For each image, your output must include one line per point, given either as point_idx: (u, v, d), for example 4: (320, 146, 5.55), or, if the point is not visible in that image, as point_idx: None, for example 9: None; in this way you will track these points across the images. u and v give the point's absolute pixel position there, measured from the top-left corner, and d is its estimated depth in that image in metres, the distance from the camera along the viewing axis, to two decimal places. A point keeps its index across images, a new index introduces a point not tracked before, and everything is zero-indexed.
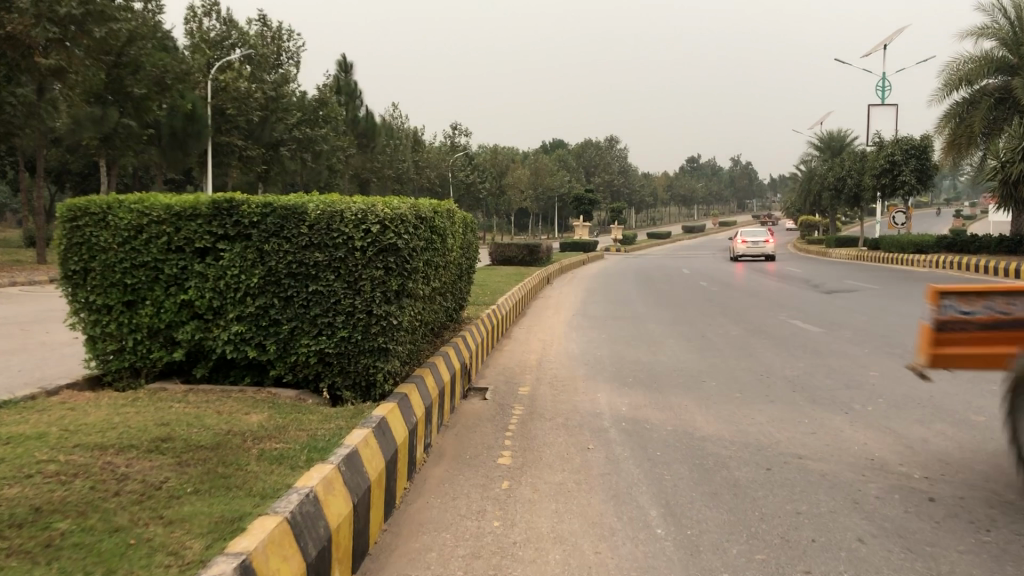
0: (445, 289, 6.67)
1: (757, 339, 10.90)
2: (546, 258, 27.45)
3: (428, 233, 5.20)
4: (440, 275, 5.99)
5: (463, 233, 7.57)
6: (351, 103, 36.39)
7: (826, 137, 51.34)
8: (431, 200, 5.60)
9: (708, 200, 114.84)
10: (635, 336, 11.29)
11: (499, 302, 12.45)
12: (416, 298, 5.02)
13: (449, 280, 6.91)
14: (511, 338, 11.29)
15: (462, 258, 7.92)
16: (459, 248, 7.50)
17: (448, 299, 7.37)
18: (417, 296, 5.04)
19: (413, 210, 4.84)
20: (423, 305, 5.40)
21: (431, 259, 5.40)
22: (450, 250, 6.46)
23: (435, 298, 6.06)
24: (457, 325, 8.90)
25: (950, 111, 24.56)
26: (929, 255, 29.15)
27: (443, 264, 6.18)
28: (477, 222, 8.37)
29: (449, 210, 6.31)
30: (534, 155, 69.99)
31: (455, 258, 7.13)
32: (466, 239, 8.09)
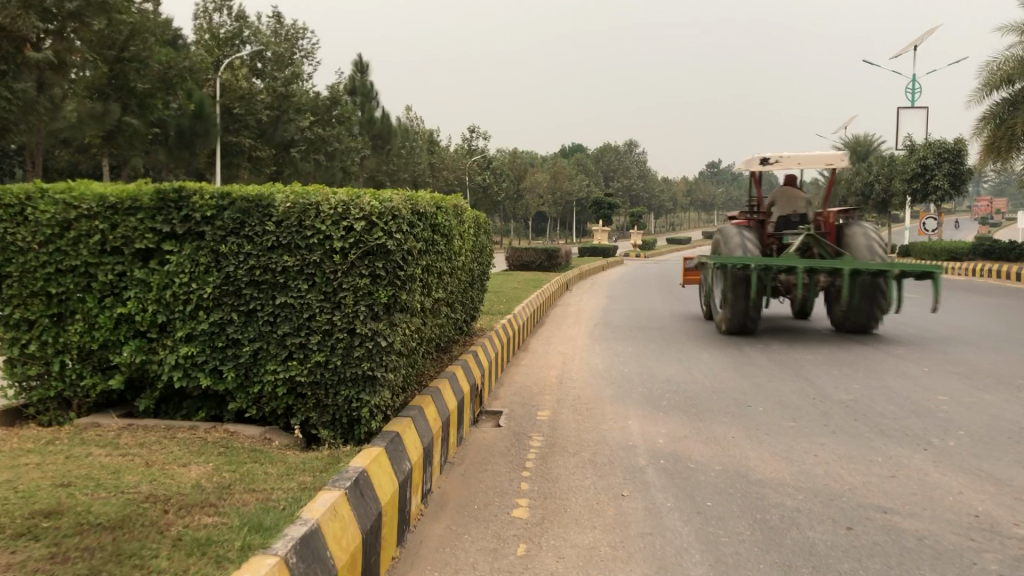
0: (451, 299, 5.71)
1: (800, 354, 9.86)
2: (564, 263, 26.46)
3: (429, 233, 4.26)
4: (445, 287, 5.04)
5: (474, 232, 6.59)
6: (367, 103, 35.53)
7: (852, 141, 50.06)
8: (433, 192, 4.65)
9: (728, 206, 113.33)
10: (666, 350, 10.27)
11: (516, 310, 11.48)
12: (413, 314, 4.08)
13: (456, 289, 5.94)
14: (528, 352, 10.31)
15: (473, 262, 6.94)
16: (471, 251, 6.54)
17: (457, 309, 6.40)
18: (416, 311, 4.12)
19: (411, 204, 3.92)
20: (425, 318, 4.48)
21: (434, 265, 4.48)
22: (457, 255, 5.49)
23: (439, 312, 5.08)
24: (468, 339, 7.94)
25: (991, 112, 23.63)
26: (965, 263, 27.89)
27: (449, 272, 5.21)
28: (489, 221, 7.41)
29: (456, 207, 5.35)
30: (553, 160, 69.06)
31: (465, 263, 6.16)
32: (478, 243, 7.13)
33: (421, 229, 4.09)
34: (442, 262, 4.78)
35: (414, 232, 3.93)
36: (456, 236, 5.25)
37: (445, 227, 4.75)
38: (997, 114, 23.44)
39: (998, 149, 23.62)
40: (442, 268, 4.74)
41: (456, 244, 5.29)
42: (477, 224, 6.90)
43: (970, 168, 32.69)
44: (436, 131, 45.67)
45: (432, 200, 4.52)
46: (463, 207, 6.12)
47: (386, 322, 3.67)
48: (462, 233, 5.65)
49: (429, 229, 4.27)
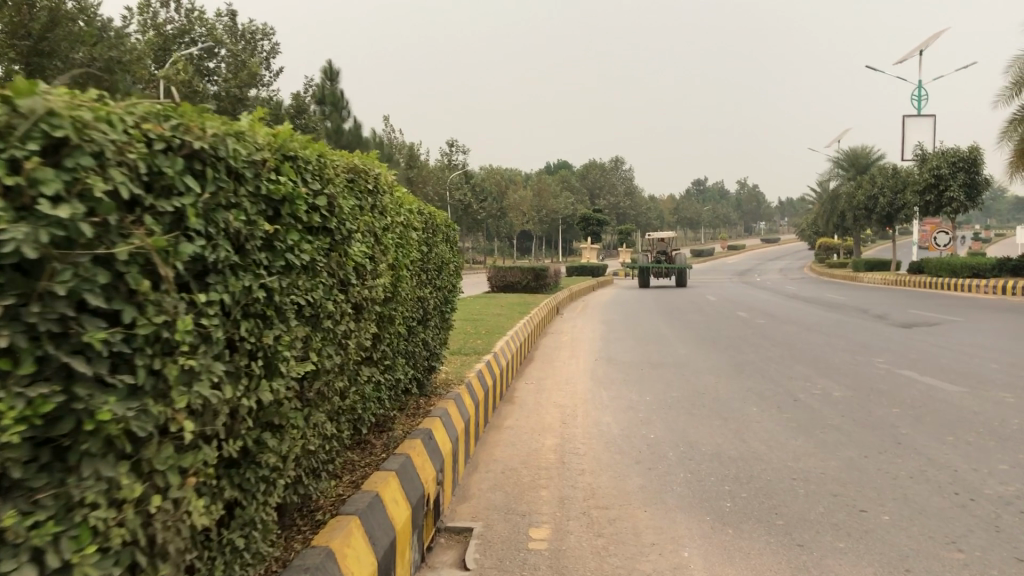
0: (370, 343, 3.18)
1: (879, 405, 7.33)
2: (552, 284, 23.97)
3: (245, 221, 1.96)
4: (341, 330, 2.61)
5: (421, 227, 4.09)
6: (336, 113, 32.40)
7: (850, 154, 48.05)
8: (283, 124, 2.25)
9: (714, 223, 111.35)
10: (697, 401, 7.76)
11: (497, 345, 8.89)
12: (191, 446, 1.77)
13: (386, 331, 3.47)
14: (515, 404, 7.70)
15: (426, 274, 4.34)
16: (417, 258, 4.02)
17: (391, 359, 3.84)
18: (204, 423, 1.82)
19: (153, 131, 1.67)
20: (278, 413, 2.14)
21: (280, 294, 2.11)
22: (384, 270, 3.14)
23: (333, 384, 2.61)
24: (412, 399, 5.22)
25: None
26: (989, 280, 25.55)
27: (353, 306, 2.76)
28: (452, 221, 5.07)
29: (364, 175, 2.92)
30: (537, 177, 67.10)
31: (404, 278, 3.62)
32: (434, 254, 4.58)
33: (205, 206, 1.82)
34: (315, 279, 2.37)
35: (164, 222, 1.70)
36: (365, 226, 2.86)
37: (322, 209, 2.39)
38: None
39: None
40: (319, 292, 2.37)
41: (365, 238, 2.87)
42: (427, 222, 4.34)
43: (986, 178, 30.49)
44: (414, 145, 43.36)
45: (278, 145, 2.16)
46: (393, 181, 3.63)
47: (121, 526, 1.56)
48: (384, 229, 3.18)
49: (247, 209, 1.98)
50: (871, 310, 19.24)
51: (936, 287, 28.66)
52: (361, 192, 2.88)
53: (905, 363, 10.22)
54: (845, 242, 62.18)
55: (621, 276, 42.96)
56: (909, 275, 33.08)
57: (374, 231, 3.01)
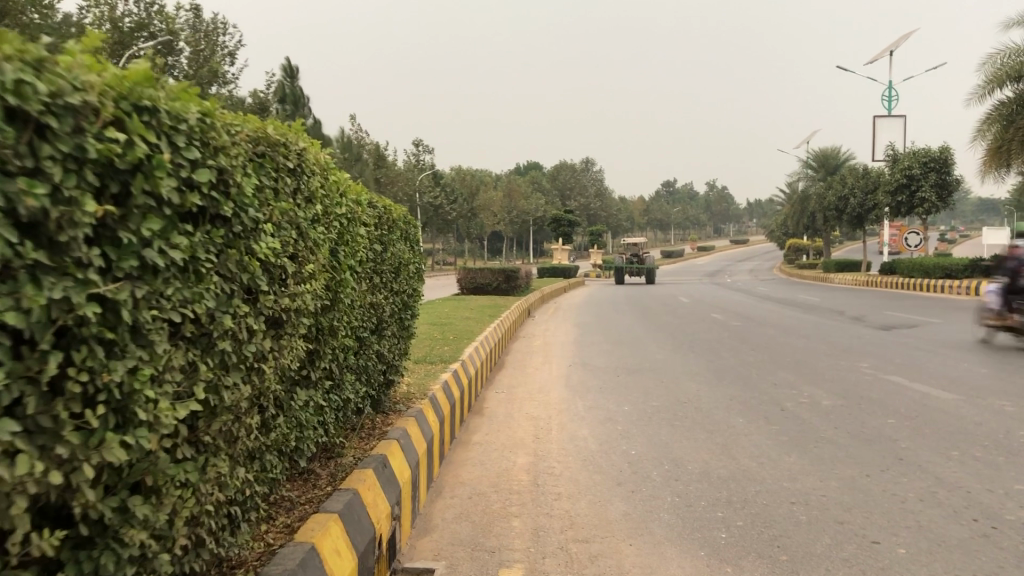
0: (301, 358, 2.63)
1: (873, 416, 6.86)
2: (523, 285, 23.42)
3: (43, 191, 1.41)
4: (243, 346, 2.07)
5: (371, 219, 3.52)
6: (298, 112, 31.64)
7: (820, 155, 48.05)
8: (140, 64, 1.71)
9: (684, 224, 111.51)
10: (679, 411, 7.26)
11: (465, 352, 8.32)
12: None
13: (323, 343, 2.92)
14: (484, 417, 7.15)
15: (380, 274, 3.78)
16: (366, 257, 3.45)
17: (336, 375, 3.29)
18: None
19: None
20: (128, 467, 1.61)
21: (129, 307, 1.58)
22: (314, 271, 2.59)
23: (236, 416, 2.06)
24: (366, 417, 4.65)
25: (997, 113, 22.10)
26: (961, 281, 25.39)
27: (265, 315, 2.22)
28: (410, 216, 4.53)
29: (281, 149, 2.37)
30: (507, 178, 66.57)
31: (348, 280, 3.06)
32: (391, 252, 4.01)
33: None
34: (194, 281, 1.83)
35: None
36: (281, 215, 2.32)
37: (203, 187, 1.86)
38: (1003, 112, 21.83)
39: (1007, 151, 21.95)
40: (205, 299, 1.83)
41: (280, 230, 2.32)
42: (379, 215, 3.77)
43: (957, 179, 30.45)
44: (382, 145, 42.59)
45: (123, 94, 1.62)
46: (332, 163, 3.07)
47: None
48: (312, 221, 2.63)
49: (58, 183, 1.44)
50: (847, 311, 18.88)
51: (908, 287, 28.48)
52: (275, 169, 2.32)
53: (891, 368, 9.79)
54: (814, 243, 62.28)
55: (592, 277, 42.50)
56: (881, 275, 32.94)
57: (296, 222, 2.47)
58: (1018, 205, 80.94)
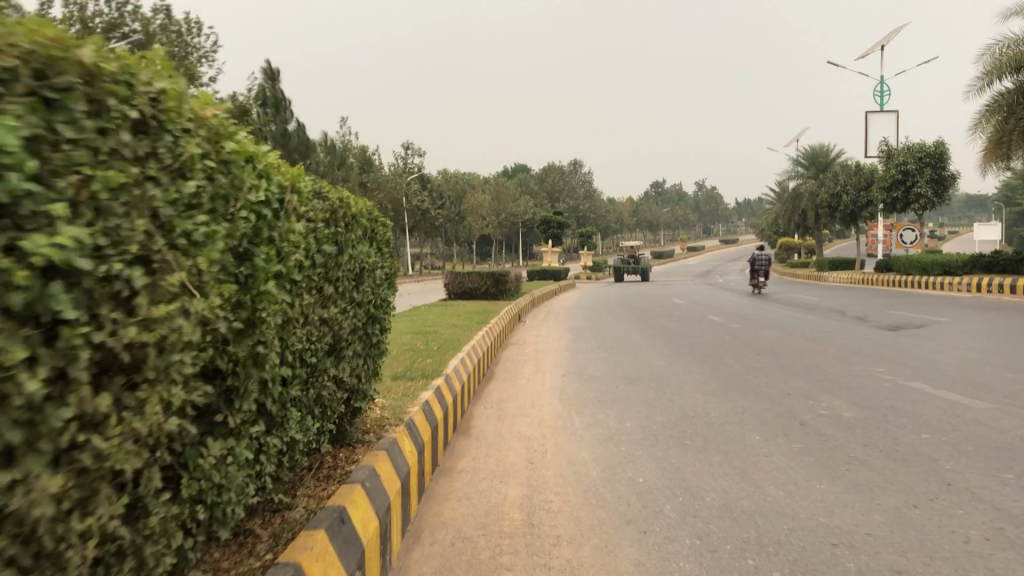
0: (185, 400, 1.91)
1: (902, 430, 6.17)
2: (513, 288, 22.73)
3: None
4: (12, 400, 1.36)
5: (314, 208, 2.76)
6: (279, 115, 30.86)
7: (810, 152, 47.49)
8: None
9: (673, 224, 110.98)
10: (689, 427, 6.56)
11: (450, 363, 7.60)
12: None
13: (234, 375, 2.19)
14: (472, 437, 6.43)
15: (331, 280, 3.02)
16: (306, 258, 2.70)
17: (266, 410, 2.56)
18: None
19: None
20: None
21: None
22: (188, 275, 1.86)
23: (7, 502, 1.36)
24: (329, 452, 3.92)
25: (996, 104, 21.51)
26: (961, 278, 24.74)
27: (78, 342, 1.51)
28: (374, 207, 3.79)
29: (106, 99, 1.63)
30: (495, 180, 65.85)
31: (272, 288, 2.31)
32: (348, 251, 3.24)
33: None
34: None
35: None
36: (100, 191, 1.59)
37: None
38: (1003, 103, 21.24)
39: (1008, 143, 21.35)
40: None
41: (105, 215, 1.60)
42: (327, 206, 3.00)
43: (953, 174, 29.89)
44: (367, 148, 41.78)
45: None
46: (244, 132, 2.31)
47: None
48: (188, 205, 1.90)
49: None
50: (848, 311, 18.20)
51: (907, 284, 27.84)
52: (93, 121, 1.59)
53: (908, 372, 9.11)
54: (805, 242, 61.74)
55: (583, 280, 41.80)
56: (876, 273, 32.31)
57: (150, 205, 1.74)
58: (1007, 201, 80.65)
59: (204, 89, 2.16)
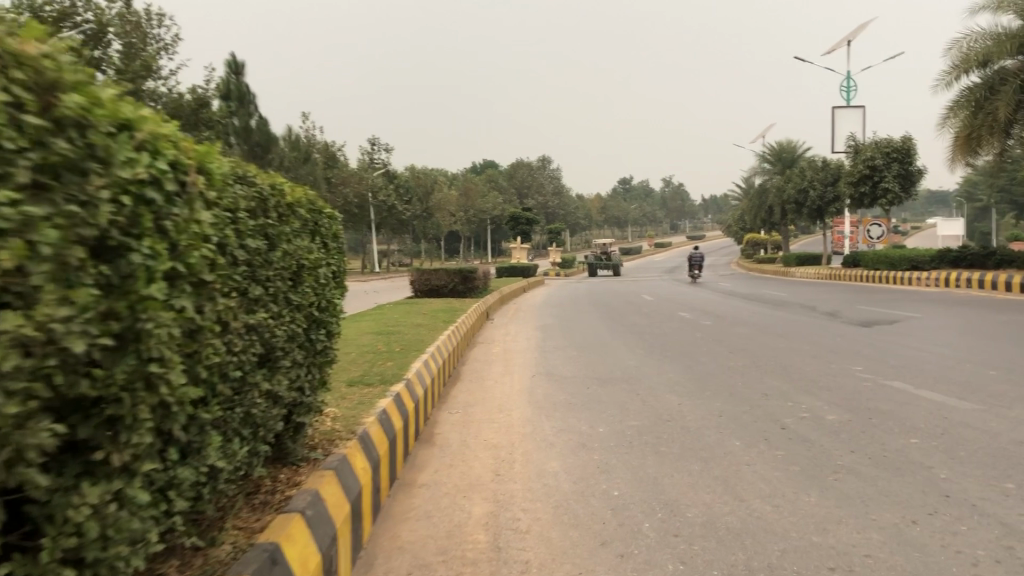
0: (15, 440, 1.48)
1: (888, 434, 5.85)
2: (481, 286, 22.30)
3: None
4: None
5: (230, 194, 2.31)
6: (241, 109, 30.17)
7: (777, 147, 47.53)
8: None
9: (642, 221, 111.25)
10: (665, 432, 6.19)
11: (412, 365, 7.16)
12: None
13: (110, 403, 1.76)
14: (434, 446, 6.00)
15: (257, 279, 2.57)
16: (220, 251, 2.24)
17: (169, 438, 2.11)
18: None
19: None
20: None
21: None
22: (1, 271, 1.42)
23: None
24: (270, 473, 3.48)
25: (964, 98, 21.46)
26: (929, 273, 24.72)
27: None
28: (313, 195, 3.34)
29: None
30: (463, 176, 65.34)
31: (161, 293, 1.87)
32: (281, 244, 2.78)
33: None
34: None
35: None
36: None
37: None
38: (971, 97, 21.18)
39: (976, 138, 21.31)
40: None
41: None
42: (251, 191, 2.54)
43: (920, 169, 29.94)
44: (332, 143, 41.09)
45: None
46: (118, 93, 1.86)
47: None
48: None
49: None
50: (819, 307, 18.00)
51: (875, 280, 27.80)
52: None
53: (887, 371, 8.84)
54: (772, 237, 61.88)
55: (551, 276, 41.48)
56: (845, 268, 32.29)
57: None
58: (969, 197, 81.65)
59: (52, 42, 1.72)
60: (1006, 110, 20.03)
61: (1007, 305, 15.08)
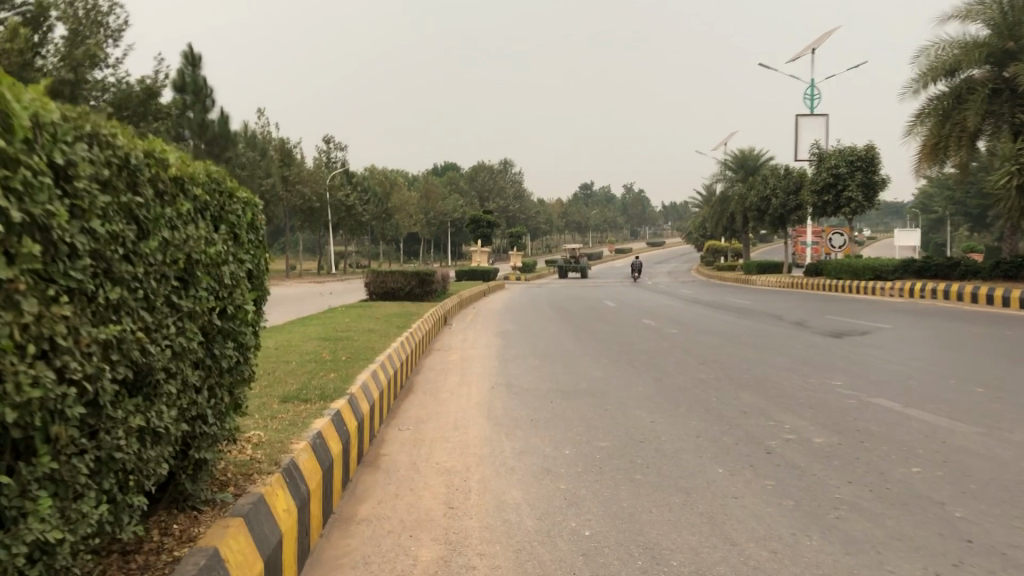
0: None
1: (884, 461, 5.28)
2: (439, 290, 21.55)
3: None
4: None
5: (54, 156, 1.63)
6: (197, 103, 29.13)
7: (740, 155, 47.41)
8: None
9: (603, 226, 111.14)
10: (639, 456, 5.55)
11: (359, 376, 6.45)
12: None
13: None
14: (380, 470, 5.30)
15: (115, 279, 1.89)
16: (33, 238, 1.57)
17: None
18: None
19: None
20: None
21: None
22: None
23: None
24: (157, 524, 2.76)
25: (932, 107, 21.22)
26: (893, 283, 24.51)
27: None
28: (216, 171, 2.67)
29: None
30: (424, 178, 64.55)
31: None
32: (157, 231, 2.11)
33: None
34: None
35: None
36: None
37: None
38: (939, 106, 20.92)
39: (943, 148, 21.08)
40: None
41: None
42: (105, 155, 1.87)
43: (882, 178, 29.82)
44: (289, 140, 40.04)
45: None
46: None
47: None
48: None
49: None
50: (786, 315, 17.56)
51: (838, 289, 27.58)
52: None
53: (867, 386, 8.33)
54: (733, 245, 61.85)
55: (512, 280, 40.86)
56: (807, 277, 32.10)
57: None
58: (924, 209, 82.63)
59: None
60: (975, 119, 19.81)
61: (977, 317, 14.75)
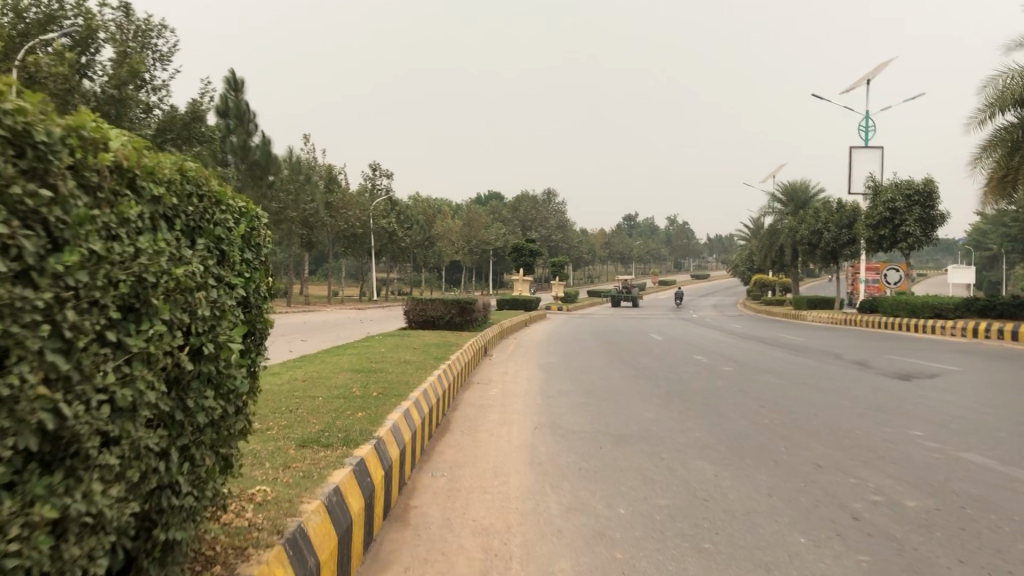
0: None
1: (996, 535, 4.49)
2: (480, 320, 20.88)
3: None
4: None
5: None
6: (240, 127, 28.94)
7: (790, 188, 46.27)
8: None
9: (647, 257, 109.86)
10: (706, 520, 4.81)
11: (390, 415, 5.83)
12: None
13: None
14: (409, 527, 4.63)
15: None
16: None
17: None
18: None
19: None
20: None
21: None
22: None
23: None
24: None
25: (998, 138, 20.21)
26: (955, 321, 23.32)
27: None
28: (188, 168, 2.31)
29: None
30: (467, 207, 64.14)
31: None
32: (81, 242, 1.69)
33: None
34: None
35: None
36: None
37: None
38: (1006, 138, 19.92)
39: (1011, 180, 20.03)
40: None
41: None
42: None
43: (942, 213, 28.63)
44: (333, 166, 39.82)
45: None
46: None
47: None
48: None
49: None
50: (845, 354, 16.60)
51: (895, 327, 26.40)
52: None
53: (952, 437, 7.48)
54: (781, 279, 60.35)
55: (554, 311, 40.10)
56: (861, 313, 30.88)
57: None
58: (979, 245, 80.23)
59: None
60: None
61: None
